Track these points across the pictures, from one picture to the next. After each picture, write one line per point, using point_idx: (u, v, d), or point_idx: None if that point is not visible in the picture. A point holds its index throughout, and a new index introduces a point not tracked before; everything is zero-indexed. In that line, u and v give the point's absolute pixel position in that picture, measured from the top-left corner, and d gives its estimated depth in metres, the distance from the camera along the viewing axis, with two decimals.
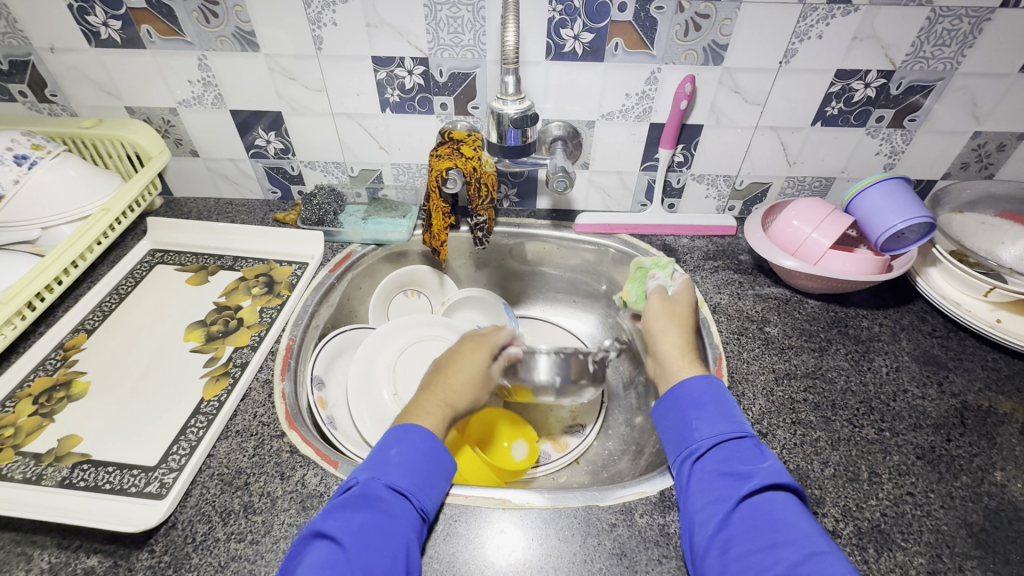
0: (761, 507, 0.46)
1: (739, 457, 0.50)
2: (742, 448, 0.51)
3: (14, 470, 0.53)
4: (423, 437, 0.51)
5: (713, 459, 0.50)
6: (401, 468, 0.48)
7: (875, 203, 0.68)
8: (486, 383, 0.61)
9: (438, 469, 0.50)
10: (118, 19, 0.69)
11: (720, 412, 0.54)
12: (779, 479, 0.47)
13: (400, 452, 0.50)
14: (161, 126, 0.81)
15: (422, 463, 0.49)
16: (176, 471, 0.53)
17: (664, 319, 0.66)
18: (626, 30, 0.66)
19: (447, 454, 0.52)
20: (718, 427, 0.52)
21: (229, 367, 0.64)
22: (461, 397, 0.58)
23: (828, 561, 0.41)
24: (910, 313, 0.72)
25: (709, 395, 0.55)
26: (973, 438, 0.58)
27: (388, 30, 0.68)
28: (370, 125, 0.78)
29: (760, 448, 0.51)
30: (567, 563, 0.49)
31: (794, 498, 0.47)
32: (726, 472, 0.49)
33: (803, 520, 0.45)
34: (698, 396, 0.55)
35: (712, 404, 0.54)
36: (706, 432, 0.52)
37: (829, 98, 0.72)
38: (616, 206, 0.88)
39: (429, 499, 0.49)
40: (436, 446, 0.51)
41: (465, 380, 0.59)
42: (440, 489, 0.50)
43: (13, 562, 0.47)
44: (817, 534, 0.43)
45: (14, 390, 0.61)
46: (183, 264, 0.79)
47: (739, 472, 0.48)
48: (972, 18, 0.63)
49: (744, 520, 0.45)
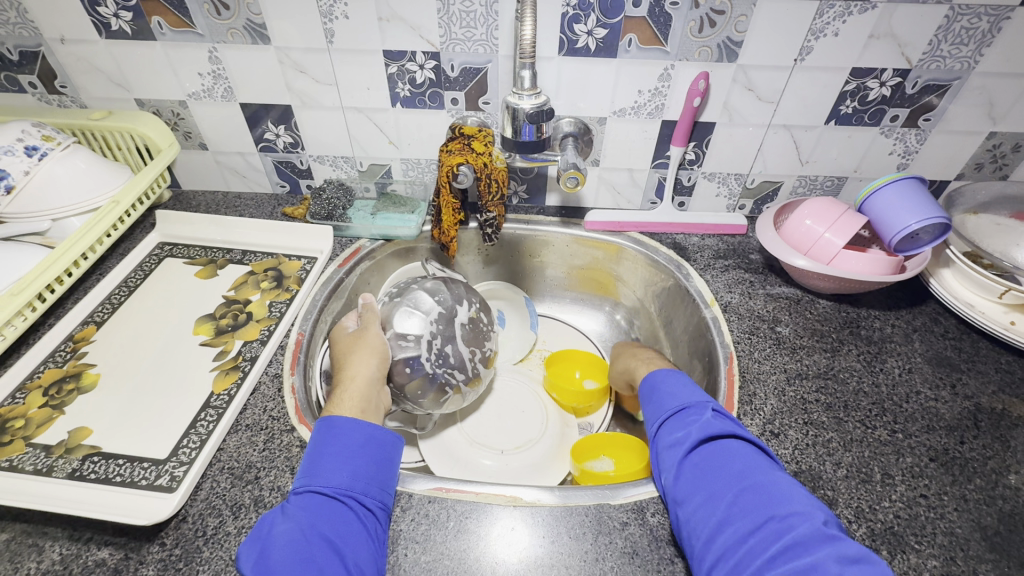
0: (702, 461, 0.48)
1: (677, 421, 0.52)
2: (674, 412, 0.53)
3: (25, 461, 0.53)
4: (335, 420, 0.52)
5: (659, 432, 0.53)
6: (308, 471, 0.49)
7: (891, 204, 0.67)
8: (363, 343, 0.61)
9: (351, 445, 0.50)
10: (129, 10, 0.68)
11: (667, 386, 0.56)
12: (713, 429, 0.50)
13: (307, 453, 0.50)
14: (170, 118, 0.80)
15: (330, 453, 0.50)
16: (187, 464, 0.53)
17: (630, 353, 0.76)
18: (641, 25, 0.66)
19: (354, 431, 0.51)
20: (661, 402, 0.55)
21: (239, 360, 0.64)
22: (356, 368, 0.58)
23: (765, 491, 0.44)
24: (923, 314, 0.72)
25: (658, 373, 0.59)
26: (987, 440, 0.57)
27: (401, 24, 0.67)
28: (381, 119, 0.78)
29: (698, 405, 0.53)
30: (579, 561, 0.48)
31: (730, 442, 0.49)
32: (665, 440, 0.51)
33: (739, 459, 0.47)
34: (647, 381, 0.59)
35: (654, 384, 0.58)
36: (651, 412, 0.55)
37: (844, 96, 0.71)
38: (626, 204, 0.87)
39: (349, 480, 0.48)
40: (346, 420, 0.52)
41: (352, 356, 0.60)
42: (364, 465, 0.50)
43: (25, 553, 0.47)
44: (752, 469, 0.46)
45: (24, 382, 0.61)
46: (192, 258, 0.79)
47: (669, 440, 0.51)
48: (992, 16, 0.62)
49: (686, 479, 0.48)
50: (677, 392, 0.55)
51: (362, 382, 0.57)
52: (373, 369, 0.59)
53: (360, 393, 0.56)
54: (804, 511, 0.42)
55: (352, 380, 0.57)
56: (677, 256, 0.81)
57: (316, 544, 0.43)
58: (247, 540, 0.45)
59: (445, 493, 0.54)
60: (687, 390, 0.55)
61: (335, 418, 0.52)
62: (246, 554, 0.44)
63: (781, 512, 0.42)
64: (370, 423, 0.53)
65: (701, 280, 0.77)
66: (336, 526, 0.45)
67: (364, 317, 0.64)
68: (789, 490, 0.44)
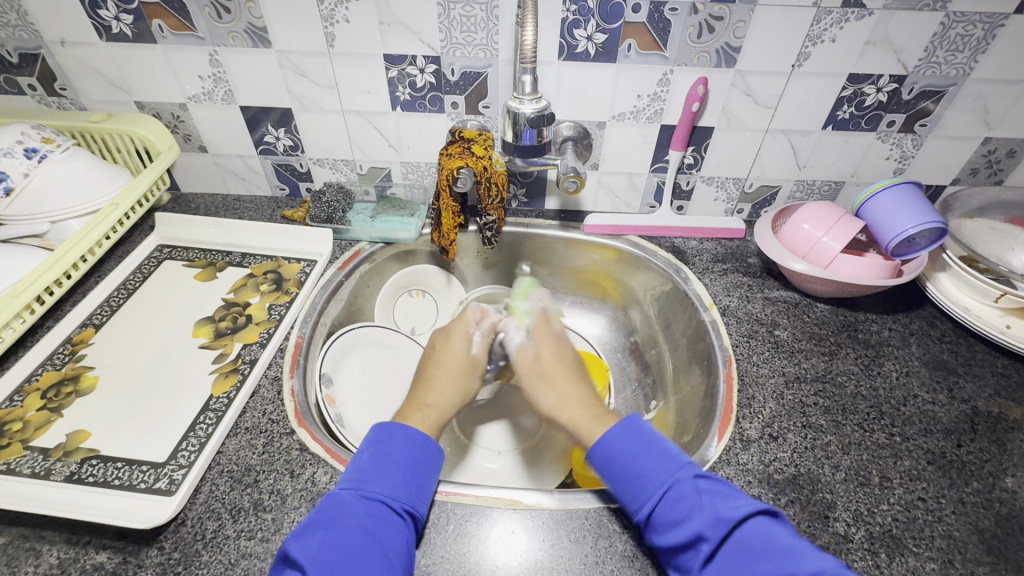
0: (728, 564, 0.43)
1: (679, 507, 0.46)
2: (666, 503, 0.47)
3: (23, 464, 0.53)
4: (411, 429, 0.52)
5: (659, 529, 0.46)
6: (372, 475, 0.48)
7: (887, 208, 0.68)
8: (467, 373, 0.62)
9: (417, 460, 0.51)
10: (129, 13, 0.68)
11: (640, 465, 0.49)
12: (729, 513, 0.45)
13: (370, 456, 0.50)
14: (170, 121, 0.80)
15: (396, 461, 0.50)
16: (186, 467, 0.53)
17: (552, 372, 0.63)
18: (640, 31, 0.66)
19: (420, 446, 0.52)
20: (647, 489, 0.48)
21: (238, 363, 0.64)
22: (442, 395, 0.59)
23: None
24: (920, 318, 0.72)
25: (622, 444, 0.51)
26: (983, 444, 0.58)
27: (402, 28, 0.67)
28: (381, 123, 0.78)
29: (690, 488, 0.47)
30: (579, 564, 0.49)
31: (753, 523, 0.44)
32: (675, 544, 0.45)
33: (773, 542, 0.43)
34: (612, 453, 0.51)
35: (625, 459, 0.50)
36: (637, 495, 0.49)
37: (841, 102, 0.72)
38: (625, 208, 0.88)
39: (409, 495, 0.49)
40: (420, 433, 0.53)
41: (446, 377, 0.61)
42: (422, 483, 0.50)
43: (22, 557, 0.47)
44: (794, 552, 0.42)
45: (22, 384, 0.61)
46: (191, 260, 0.79)
47: (678, 544, 0.45)
48: (986, 24, 0.63)
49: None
50: (661, 473, 0.48)
51: (446, 414, 0.58)
52: (453, 402, 0.59)
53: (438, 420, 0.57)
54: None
55: (446, 407, 0.59)
56: (676, 259, 0.81)
57: (375, 553, 0.43)
58: (302, 525, 0.45)
59: (445, 495, 0.53)
60: (666, 469, 0.48)
61: (408, 427, 0.53)
62: (301, 541, 0.43)
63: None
64: (433, 440, 0.54)
65: (700, 284, 0.77)
66: (393, 539, 0.45)
67: (481, 340, 0.65)
68: (835, 571, 0.40)
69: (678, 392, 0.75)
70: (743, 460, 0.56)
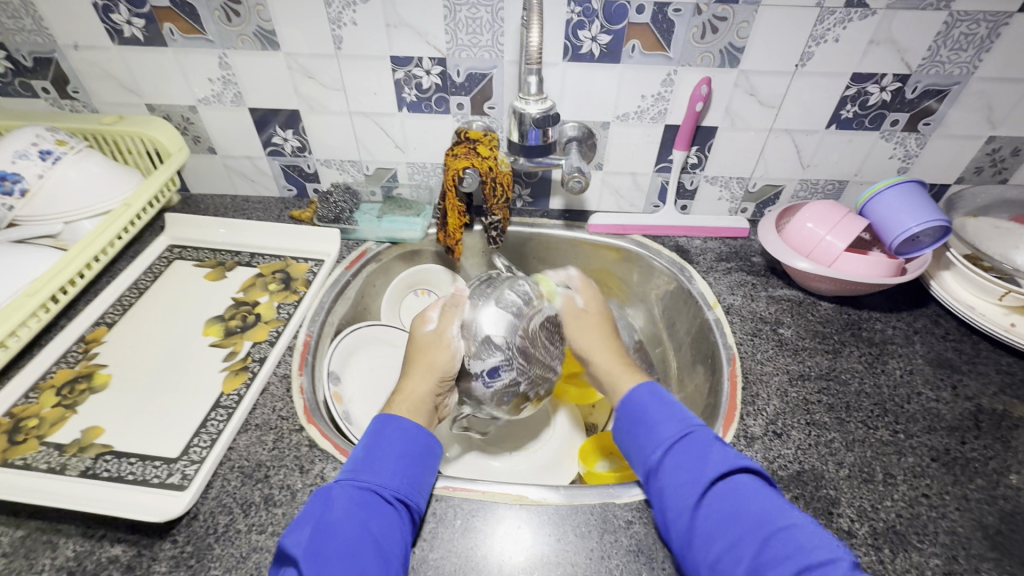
0: (721, 505, 0.46)
1: (690, 452, 0.49)
2: (680, 446, 0.50)
3: (39, 460, 0.54)
4: (402, 422, 0.53)
5: (665, 469, 0.49)
6: (364, 465, 0.49)
7: (891, 206, 0.68)
8: (429, 358, 0.61)
9: (411, 452, 0.52)
10: (141, 17, 0.70)
11: (657, 414, 0.53)
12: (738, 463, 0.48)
13: (363, 448, 0.51)
14: (180, 123, 0.81)
15: (390, 452, 0.51)
16: (197, 463, 0.54)
17: (587, 335, 0.67)
18: (644, 32, 0.67)
19: (414, 438, 0.53)
20: (662, 433, 0.52)
21: (248, 361, 0.65)
22: (414, 384, 0.59)
23: (790, 539, 0.42)
24: (925, 316, 0.73)
25: (648, 399, 0.55)
26: (988, 441, 0.58)
27: (408, 30, 0.68)
28: (387, 124, 0.79)
29: (706, 438, 0.50)
30: (585, 560, 0.49)
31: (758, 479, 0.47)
32: (677, 480, 0.48)
33: (769, 496, 0.46)
34: (640, 401, 0.55)
35: (653, 408, 0.54)
36: (652, 442, 0.52)
37: (844, 101, 0.72)
38: (629, 207, 0.88)
39: (403, 484, 0.49)
40: (413, 425, 0.54)
41: (416, 366, 0.61)
42: (417, 473, 0.51)
43: (39, 549, 0.48)
44: (785, 509, 0.45)
45: (38, 381, 0.62)
46: (201, 260, 0.80)
47: (679, 481, 0.48)
48: (990, 23, 0.63)
49: (708, 523, 0.45)
50: (678, 421, 0.52)
51: (422, 399, 0.58)
52: (430, 388, 0.59)
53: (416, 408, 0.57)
54: (833, 553, 0.41)
55: (418, 395, 0.58)
56: (680, 259, 0.82)
57: (365, 541, 0.44)
58: (297, 518, 0.46)
59: (452, 491, 0.54)
60: (684, 418, 0.52)
61: (399, 419, 0.54)
62: (294, 533, 0.44)
63: (812, 560, 0.40)
64: (428, 432, 0.55)
65: (704, 283, 0.78)
66: (384, 528, 0.46)
67: (441, 316, 0.65)
68: (812, 531, 0.43)
69: (683, 390, 0.76)
70: (747, 457, 0.57)
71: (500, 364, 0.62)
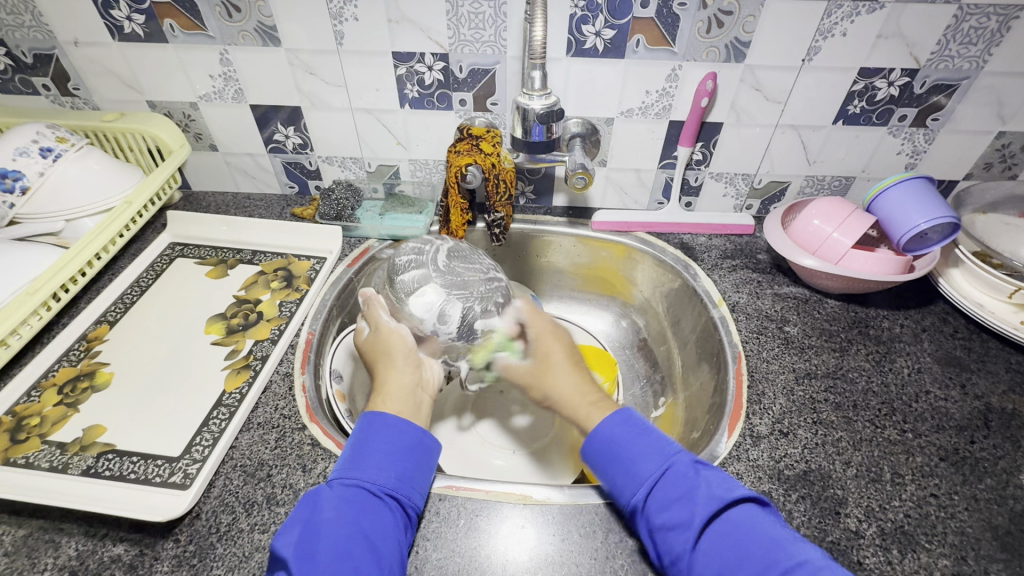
0: (720, 544, 0.44)
1: (676, 494, 0.47)
2: (662, 487, 0.47)
3: (41, 458, 0.54)
4: (387, 416, 0.52)
5: (650, 512, 0.47)
6: (355, 463, 0.49)
7: (898, 203, 0.67)
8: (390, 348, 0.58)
9: (402, 447, 0.51)
10: (141, 13, 0.69)
11: (637, 449, 0.50)
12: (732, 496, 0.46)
13: (352, 445, 0.51)
14: (181, 120, 0.81)
15: (379, 448, 0.50)
16: (200, 462, 0.54)
17: (544, 379, 0.58)
18: (648, 26, 0.66)
19: (402, 431, 0.51)
20: (642, 471, 0.49)
21: (250, 359, 0.65)
22: (388, 375, 0.56)
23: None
24: (932, 314, 0.72)
25: (621, 431, 0.52)
26: (997, 440, 0.57)
27: (410, 25, 0.68)
28: (389, 120, 0.78)
29: (689, 469, 0.48)
30: (590, 559, 0.49)
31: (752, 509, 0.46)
32: (668, 525, 0.46)
33: (768, 530, 0.44)
34: (613, 437, 0.51)
35: (628, 447, 0.51)
36: (634, 484, 0.49)
37: (851, 96, 0.71)
38: (633, 204, 0.87)
39: (393, 480, 0.49)
40: (400, 420, 0.52)
41: (381, 360, 0.58)
42: (409, 468, 0.50)
43: (41, 548, 0.48)
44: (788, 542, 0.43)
45: (39, 380, 0.62)
46: (203, 257, 0.80)
47: (669, 525, 0.46)
48: (1000, 16, 0.62)
49: (711, 568, 0.43)
50: (659, 453, 0.50)
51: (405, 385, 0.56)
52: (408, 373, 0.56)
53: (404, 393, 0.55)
54: None
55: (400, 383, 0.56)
56: (685, 256, 0.81)
57: (356, 539, 0.44)
58: (287, 520, 0.46)
59: (456, 490, 0.54)
60: (662, 453, 0.50)
61: (385, 415, 0.52)
62: (285, 535, 0.44)
63: None
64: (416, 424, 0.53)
65: (709, 280, 0.77)
66: (377, 525, 0.45)
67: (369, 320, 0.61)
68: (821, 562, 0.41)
69: (688, 388, 0.75)
70: (753, 456, 0.56)
71: (443, 308, 0.60)
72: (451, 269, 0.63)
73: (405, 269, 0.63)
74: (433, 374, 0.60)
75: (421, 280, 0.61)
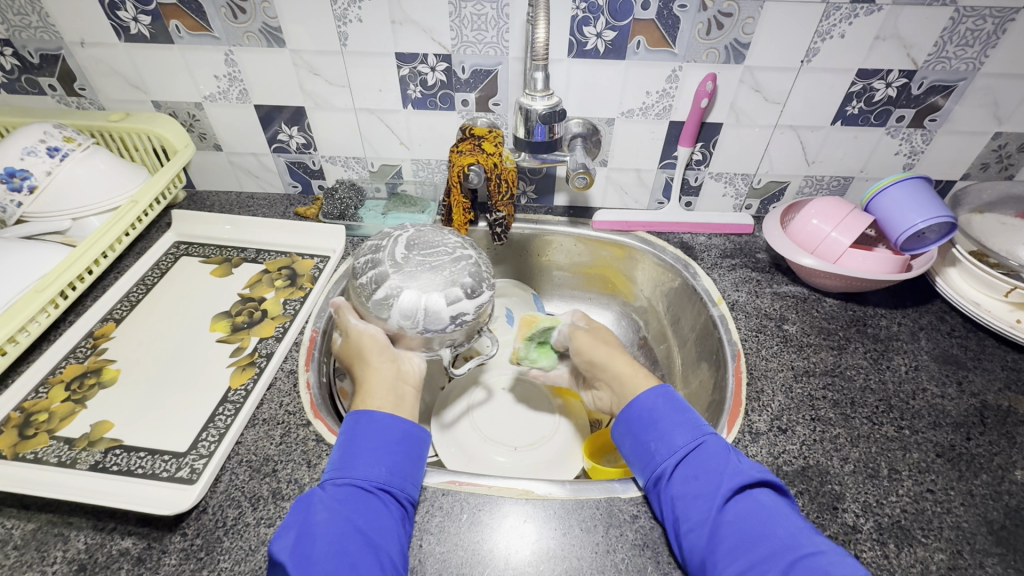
0: (741, 519, 0.46)
1: (704, 468, 0.49)
2: (689, 461, 0.50)
3: (50, 453, 0.55)
4: (374, 414, 0.53)
5: (677, 478, 0.50)
6: (346, 462, 0.50)
7: (896, 203, 0.68)
8: (366, 351, 0.58)
9: (388, 441, 0.52)
10: (147, 14, 0.70)
11: (674, 421, 0.54)
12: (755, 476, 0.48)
13: (343, 445, 0.51)
14: (186, 120, 0.82)
15: (366, 445, 0.51)
16: (206, 457, 0.55)
17: (601, 347, 0.67)
18: (649, 28, 0.67)
19: (388, 426, 0.53)
20: (675, 442, 0.52)
21: (255, 356, 0.65)
22: (367, 375, 0.57)
23: (813, 562, 0.42)
24: (930, 312, 0.73)
25: (660, 404, 0.56)
26: (993, 437, 0.58)
27: (413, 27, 0.68)
28: (392, 121, 0.79)
29: (721, 447, 0.51)
30: (590, 553, 0.49)
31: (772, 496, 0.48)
32: (693, 493, 0.48)
33: (787, 516, 0.46)
34: (652, 411, 0.55)
35: (663, 421, 0.54)
36: (665, 450, 0.52)
37: (850, 97, 0.72)
38: (633, 204, 0.88)
39: (385, 474, 0.50)
40: (386, 415, 0.53)
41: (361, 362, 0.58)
42: (398, 461, 0.51)
43: (52, 541, 0.49)
44: (805, 530, 0.45)
45: (47, 376, 0.63)
46: (207, 256, 0.80)
47: (694, 494, 0.48)
48: (996, 18, 0.63)
49: (728, 538, 0.45)
50: (695, 431, 0.53)
51: (385, 381, 0.56)
52: (387, 371, 0.57)
53: (388, 388, 0.56)
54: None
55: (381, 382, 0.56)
56: (685, 255, 0.82)
57: (351, 535, 0.44)
58: (282, 525, 0.46)
59: (458, 485, 0.55)
60: (694, 429, 0.53)
61: (371, 412, 0.53)
62: (281, 537, 0.45)
63: None
64: (402, 418, 0.54)
65: (708, 279, 0.78)
66: (372, 520, 0.46)
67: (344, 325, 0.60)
68: (835, 551, 0.43)
69: (687, 385, 0.76)
70: (751, 452, 0.57)
71: (408, 302, 0.54)
72: (409, 262, 0.56)
73: (363, 271, 0.56)
74: (417, 366, 0.60)
75: (379, 281, 0.55)
